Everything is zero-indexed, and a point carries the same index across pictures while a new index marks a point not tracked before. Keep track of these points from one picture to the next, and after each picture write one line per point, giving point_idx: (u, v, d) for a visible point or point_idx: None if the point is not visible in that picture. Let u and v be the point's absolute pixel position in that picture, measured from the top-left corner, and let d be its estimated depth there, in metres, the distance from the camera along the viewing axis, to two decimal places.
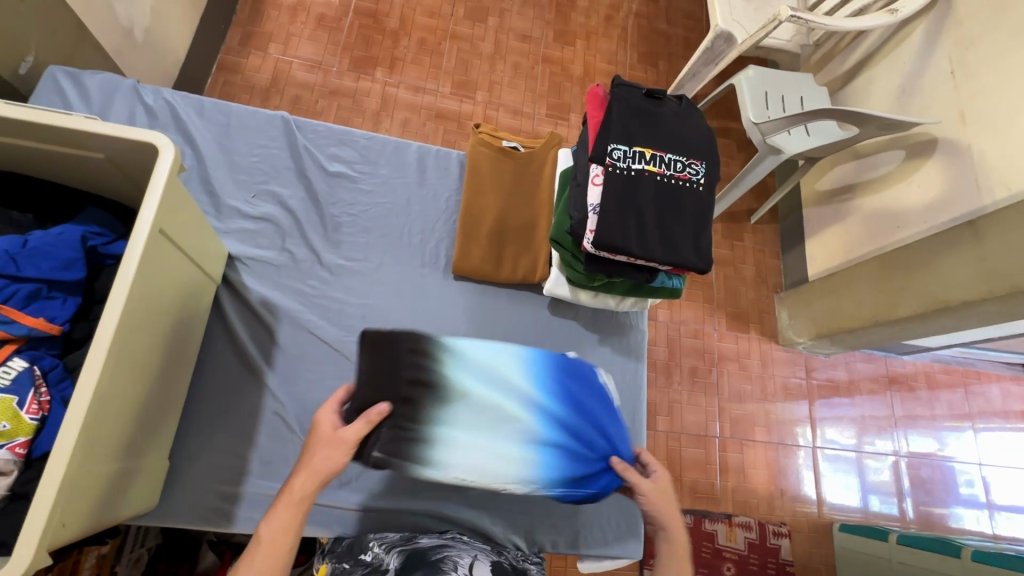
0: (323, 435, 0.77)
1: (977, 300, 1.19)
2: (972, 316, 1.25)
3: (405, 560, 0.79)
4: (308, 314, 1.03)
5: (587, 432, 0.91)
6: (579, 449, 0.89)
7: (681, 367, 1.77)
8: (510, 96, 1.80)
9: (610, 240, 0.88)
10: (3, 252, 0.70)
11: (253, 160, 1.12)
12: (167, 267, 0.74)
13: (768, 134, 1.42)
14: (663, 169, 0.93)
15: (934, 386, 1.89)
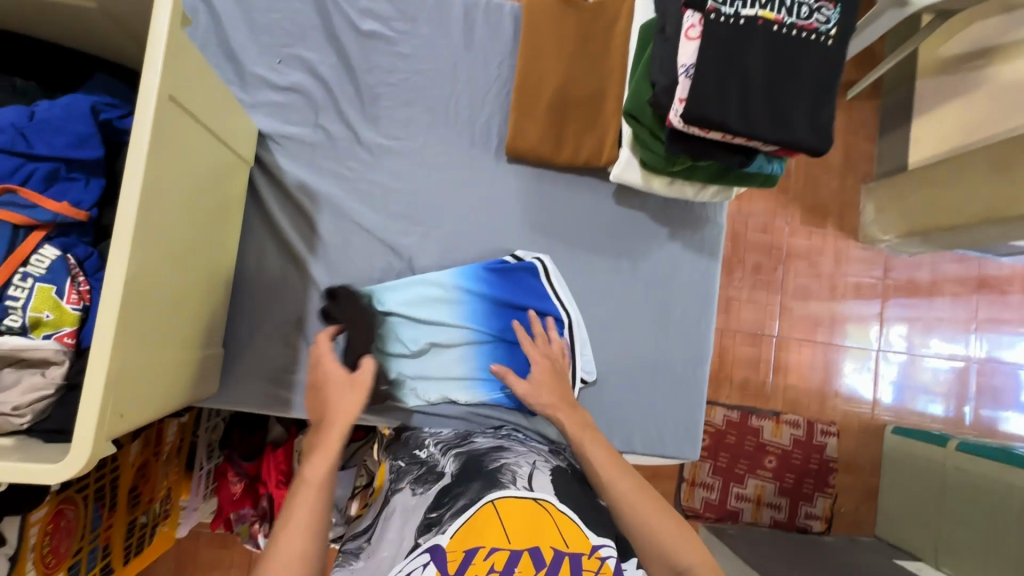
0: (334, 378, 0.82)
1: None
2: None
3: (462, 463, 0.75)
4: (348, 200, 0.94)
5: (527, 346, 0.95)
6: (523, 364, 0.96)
7: (744, 264, 1.62)
8: None
9: (705, 114, 0.70)
10: (10, 126, 0.63)
11: (275, 17, 0.96)
12: (186, 142, 0.65)
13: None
14: (782, 17, 0.72)
15: None
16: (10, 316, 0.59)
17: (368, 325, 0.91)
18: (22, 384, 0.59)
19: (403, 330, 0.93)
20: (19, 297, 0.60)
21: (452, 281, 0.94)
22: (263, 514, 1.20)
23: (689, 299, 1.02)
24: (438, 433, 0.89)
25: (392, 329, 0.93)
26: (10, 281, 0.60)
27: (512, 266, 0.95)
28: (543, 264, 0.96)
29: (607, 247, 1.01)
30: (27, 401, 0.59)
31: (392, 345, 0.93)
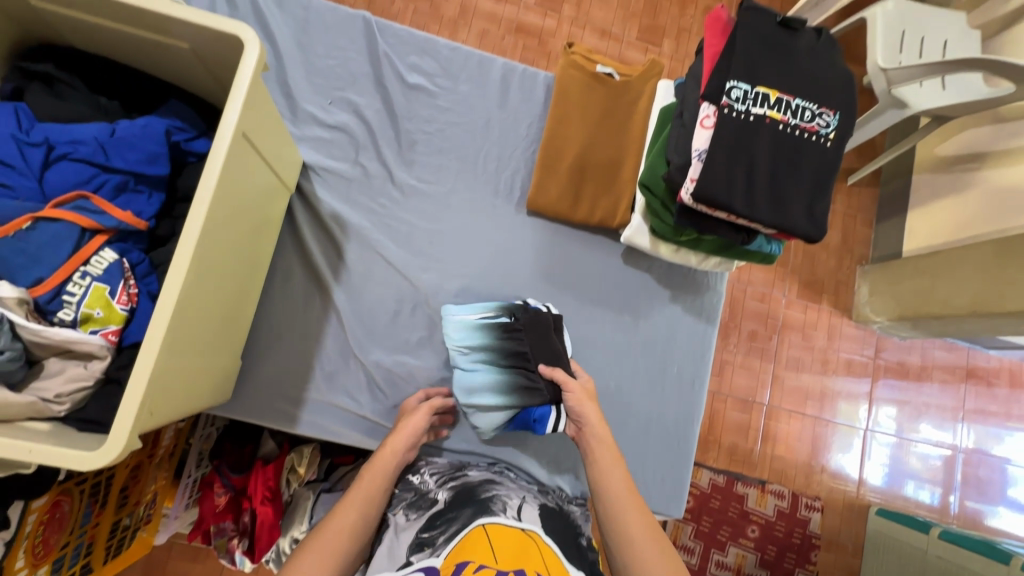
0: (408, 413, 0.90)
1: None
2: None
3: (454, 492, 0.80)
4: (375, 233, 1.01)
5: None
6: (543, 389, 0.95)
7: (740, 330, 1.68)
8: (600, 13, 1.74)
9: (711, 195, 0.78)
10: (93, 140, 0.70)
11: (331, 63, 1.05)
12: (247, 172, 0.73)
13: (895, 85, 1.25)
14: (787, 118, 0.81)
15: (1016, 386, 1.74)
16: (64, 309, 0.64)
17: (533, 342, 0.96)
18: (64, 374, 0.64)
19: (484, 344, 0.97)
20: (75, 294, 0.65)
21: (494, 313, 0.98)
22: (243, 530, 1.20)
23: (686, 360, 1.07)
24: (433, 461, 0.93)
25: (485, 343, 0.96)
26: (70, 278, 0.65)
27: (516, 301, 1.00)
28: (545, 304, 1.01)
29: (612, 303, 1.07)
30: (68, 390, 0.64)
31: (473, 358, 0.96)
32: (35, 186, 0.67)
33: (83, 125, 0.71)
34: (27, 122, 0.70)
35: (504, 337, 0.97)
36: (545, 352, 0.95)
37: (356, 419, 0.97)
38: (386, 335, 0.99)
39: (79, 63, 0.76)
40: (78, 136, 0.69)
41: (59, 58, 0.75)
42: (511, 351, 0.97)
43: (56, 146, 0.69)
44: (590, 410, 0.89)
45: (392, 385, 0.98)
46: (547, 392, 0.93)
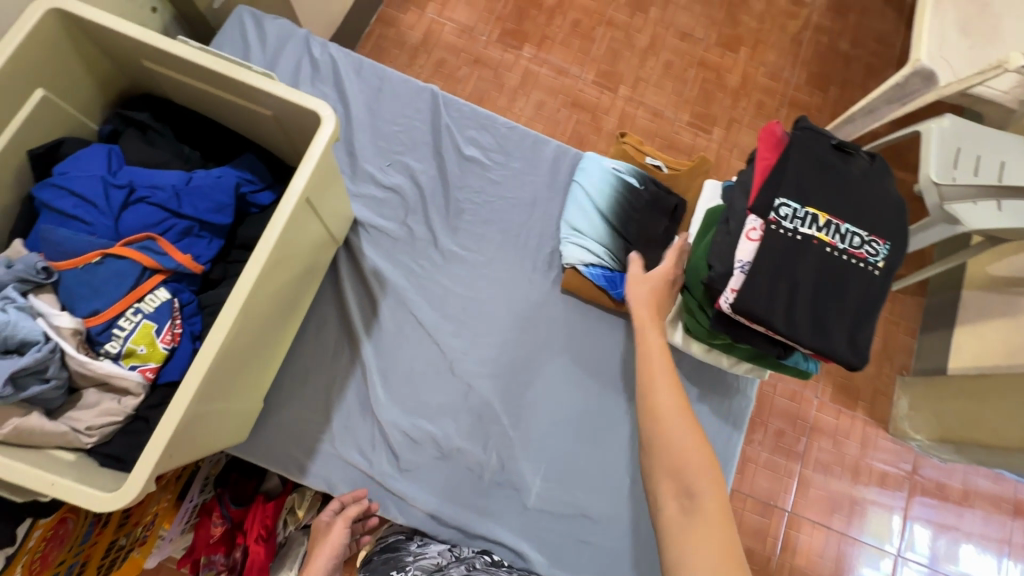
0: (319, 534, 0.91)
1: None
2: None
3: None
4: (411, 293, 1.04)
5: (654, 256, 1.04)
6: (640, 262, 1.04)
7: (766, 428, 1.61)
8: (654, 96, 1.82)
9: (751, 308, 0.77)
10: (170, 187, 0.75)
11: (395, 129, 1.12)
12: (302, 231, 0.79)
13: (948, 200, 1.25)
14: (835, 241, 0.80)
15: None
16: (111, 342, 0.67)
17: (645, 218, 1.06)
18: (100, 406, 0.66)
19: (604, 205, 1.07)
20: (125, 328, 0.68)
21: (621, 190, 1.08)
22: (231, 566, 1.19)
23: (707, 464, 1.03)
24: (425, 550, 0.92)
25: (605, 204, 1.07)
26: (123, 313, 0.68)
27: (648, 181, 1.09)
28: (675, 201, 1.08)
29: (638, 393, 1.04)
30: (99, 423, 0.66)
31: (587, 213, 1.07)
32: (111, 224, 0.72)
33: (165, 171, 0.77)
34: (116, 164, 0.77)
35: (625, 202, 1.07)
36: (655, 226, 1.05)
37: (362, 477, 0.96)
38: (406, 395, 0.99)
39: (172, 114, 0.83)
40: (157, 182, 0.75)
41: (157, 108, 0.83)
42: (624, 216, 1.06)
43: (137, 189, 0.74)
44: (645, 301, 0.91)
45: (404, 447, 0.97)
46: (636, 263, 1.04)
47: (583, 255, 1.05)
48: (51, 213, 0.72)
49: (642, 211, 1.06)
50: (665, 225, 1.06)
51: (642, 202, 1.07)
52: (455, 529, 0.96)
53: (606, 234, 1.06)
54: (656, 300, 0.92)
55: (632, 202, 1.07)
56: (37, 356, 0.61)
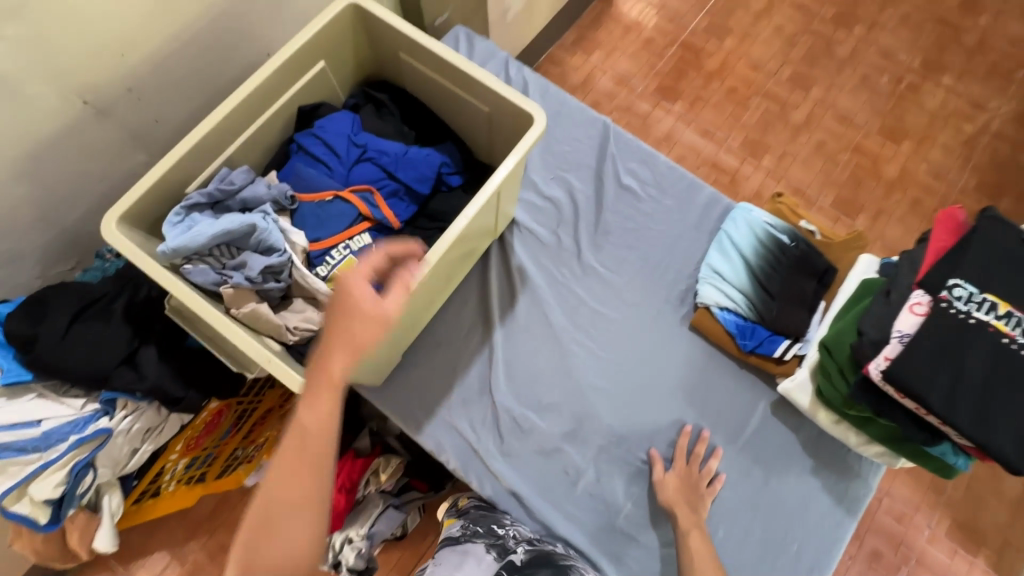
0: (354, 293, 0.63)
1: None
2: None
3: (532, 556, 0.90)
4: (548, 295, 1.11)
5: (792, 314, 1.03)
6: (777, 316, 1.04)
7: (861, 543, 1.45)
8: (800, 172, 1.81)
9: (907, 379, 0.75)
10: (393, 154, 0.90)
11: (564, 148, 1.23)
12: (485, 215, 0.91)
13: None
14: (1013, 334, 0.77)
15: None
16: (324, 267, 0.83)
17: (789, 275, 1.06)
18: (303, 314, 0.81)
19: (749, 255, 1.09)
20: (334, 259, 0.84)
21: (769, 243, 1.09)
22: None
23: (809, 542, 0.97)
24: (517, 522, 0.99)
25: (750, 254, 1.09)
26: (337, 246, 0.84)
27: (797, 239, 1.10)
28: (823, 266, 1.07)
29: (747, 447, 1.02)
30: (301, 326, 0.80)
31: (729, 258, 1.10)
32: (344, 174, 0.89)
33: (391, 141, 0.92)
34: (356, 127, 0.93)
35: (770, 255, 1.09)
36: (798, 286, 1.05)
37: (468, 449, 1.02)
38: (523, 386, 1.06)
39: (401, 99, 1.00)
40: (384, 147, 0.90)
41: (392, 92, 1.00)
42: (766, 268, 1.08)
43: (368, 150, 0.90)
44: (683, 511, 0.95)
45: (511, 433, 1.03)
46: (773, 315, 1.04)
47: (719, 299, 1.06)
48: (304, 155, 0.90)
49: (788, 268, 1.07)
50: (812, 287, 1.06)
51: (788, 259, 1.08)
52: (540, 522, 0.99)
53: (745, 282, 1.07)
54: (683, 490, 0.97)
55: (777, 257, 1.08)
56: (281, 260, 0.78)
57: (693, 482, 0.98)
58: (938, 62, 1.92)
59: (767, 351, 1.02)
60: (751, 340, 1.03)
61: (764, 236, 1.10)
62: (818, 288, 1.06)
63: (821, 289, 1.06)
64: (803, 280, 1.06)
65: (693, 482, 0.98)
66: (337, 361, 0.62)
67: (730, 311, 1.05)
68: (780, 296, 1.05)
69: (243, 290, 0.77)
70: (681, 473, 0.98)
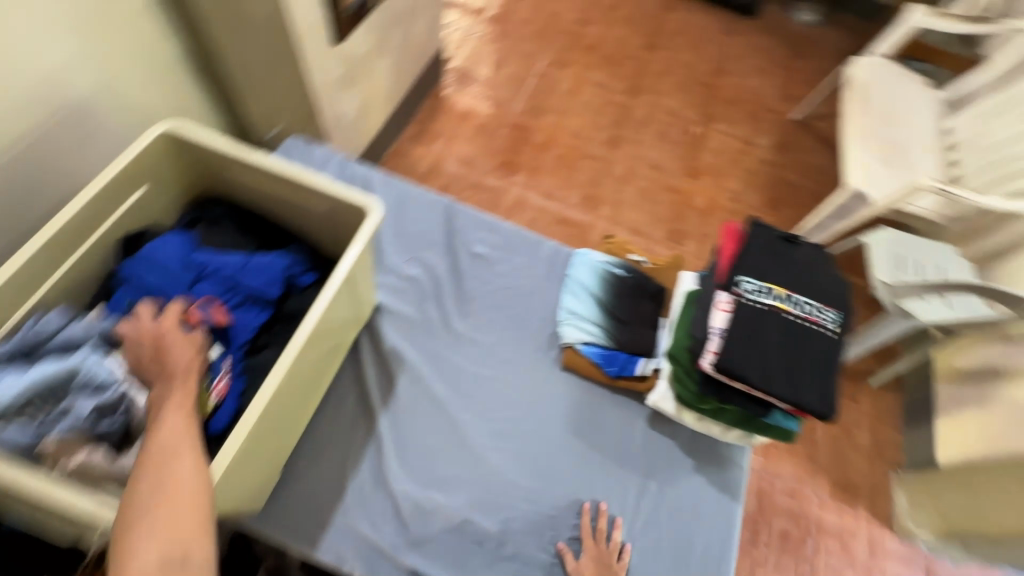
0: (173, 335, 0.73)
1: None
2: None
3: None
4: (426, 370, 1.13)
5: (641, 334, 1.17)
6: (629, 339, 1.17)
7: (770, 527, 1.61)
8: (633, 215, 2.10)
9: (730, 365, 0.90)
10: (233, 265, 0.89)
11: (415, 231, 1.31)
12: (341, 306, 0.93)
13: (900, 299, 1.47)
14: (793, 309, 0.95)
15: None
16: None
17: (630, 301, 1.22)
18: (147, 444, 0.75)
19: (595, 292, 1.23)
20: None
21: (608, 277, 1.25)
22: None
23: (712, 537, 1.04)
24: None
25: (595, 291, 1.23)
26: None
27: (630, 269, 1.27)
28: (655, 287, 1.25)
29: (638, 465, 1.09)
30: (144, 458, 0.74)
31: (579, 298, 1.23)
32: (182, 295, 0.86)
33: (231, 253, 0.91)
34: (189, 246, 0.91)
35: (611, 287, 1.24)
36: (640, 309, 1.21)
37: (374, 550, 0.97)
38: (420, 467, 1.04)
39: (236, 211, 1.01)
40: (223, 260, 0.89)
41: (226, 207, 1.01)
42: (611, 299, 1.22)
43: (205, 266, 0.89)
44: None
45: (416, 520, 0.99)
46: (626, 339, 1.17)
47: (579, 335, 1.17)
48: (135, 286, 0.86)
49: (628, 295, 1.23)
50: (649, 307, 1.21)
51: (626, 288, 1.23)
52: None
53: (597, 315, 1.20)
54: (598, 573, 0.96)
55: (617, 288, 1.23)
56: (113, 396, 0.73)
57: (605, 561, 0.98)
58: (709, 114, 2.40)
59: (630, 372, 1.14)
60: (615, 365, 1.14)
61: (603, 272, 1.26)
62: (657, 307, 1.22)
63: (659, 306, 1.22)
64: (643, 302, 1.22)
65: (605, 561, 0.98)
66: (174, 410, 0.66)
67: (591, 344, 1.16)
68: (628, 321, 1.19)
69: (71, 439, 0.72)
70: (592, 552, 0.98)
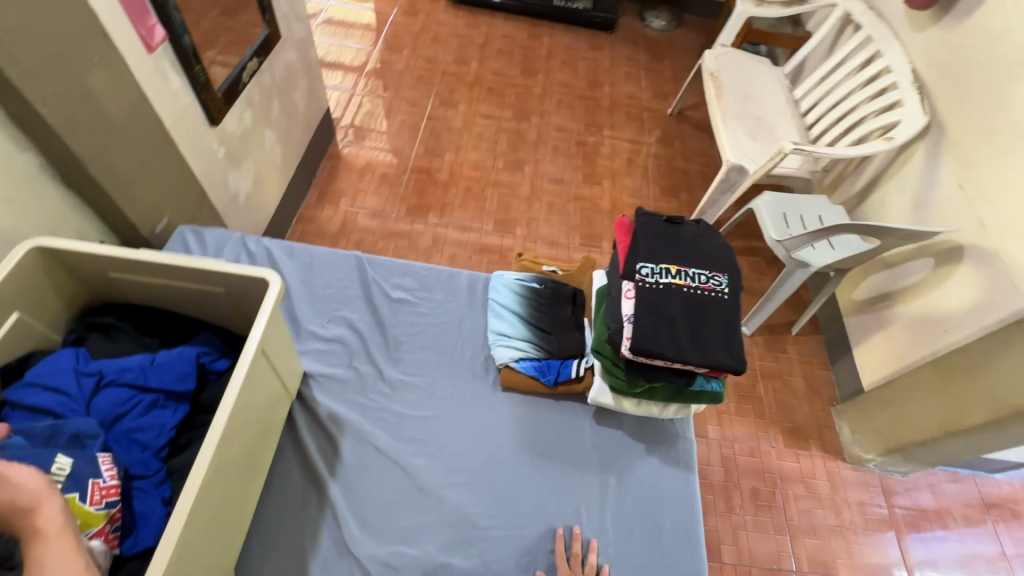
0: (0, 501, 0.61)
1: None
2: None
3: None
4: (368, 426, 1.12)
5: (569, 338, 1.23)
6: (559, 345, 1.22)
7: (741, 490, 1.64)
8: (546, 229, 2.18)
9: (646, 345, 0.96)
10: (137, 367, 0.85)
11: (329, 291, 1.31)
12: (262, 382, 0.91)
13: (794, 250, 1.63)
14: (689, 282, 1.04)
15: None
16: None
17: (553, 310, 1.27)
18: None
19: (518, 309, 1.28)
20: None
21: (527, 293, 1.31)
22: None
23: (676, 512, 1.08)
24: None
25: (518, 308, 1.28)
26: None
27: (546, 281, 1.33)
28: (572, 292, 1.32)
29: (594, 463, 1.12)
30: None
31: (505, 318, 1.27)
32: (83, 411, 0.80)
33: (132, 356, 0.88)
34: (83, 360, 0.87)
35: (532, 302, 1.29)
36: (563, 315, 1.27)
37: None
38: (381, 524, 1.01)
39: (131, 313, 0.98)
40: (125, 365, 0.85)
41: (118, 311, 0.97)
42: (534, 312, 1.27)
43: (105, 375, 0.84)
44: None
45: None
46: (556, 347, 1.22)
47: (512, 353, 1.20)
48: (22, 411, 0.79)
49: (549, 305, 1.28)
50: (570, 310, 1.28)
51: (546, 299, 1.29)
52: None
53: (525, 330, 1.25)
54: None
55: (538, 301, 1.29)
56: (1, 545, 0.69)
57: None
58: (594, 123, 2.58)
59: (565, 376, 1.18)
60: (551, 373, 1.18)
61: (522, 289, 1.31)
62: (577, 309, 1.29)
63: (579, 308, 1.29)
64: (564, 309, 1.28)
65: None
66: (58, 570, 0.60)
67: (525, 359, 1.20)
68: (554, 329, 1.25)
69: None
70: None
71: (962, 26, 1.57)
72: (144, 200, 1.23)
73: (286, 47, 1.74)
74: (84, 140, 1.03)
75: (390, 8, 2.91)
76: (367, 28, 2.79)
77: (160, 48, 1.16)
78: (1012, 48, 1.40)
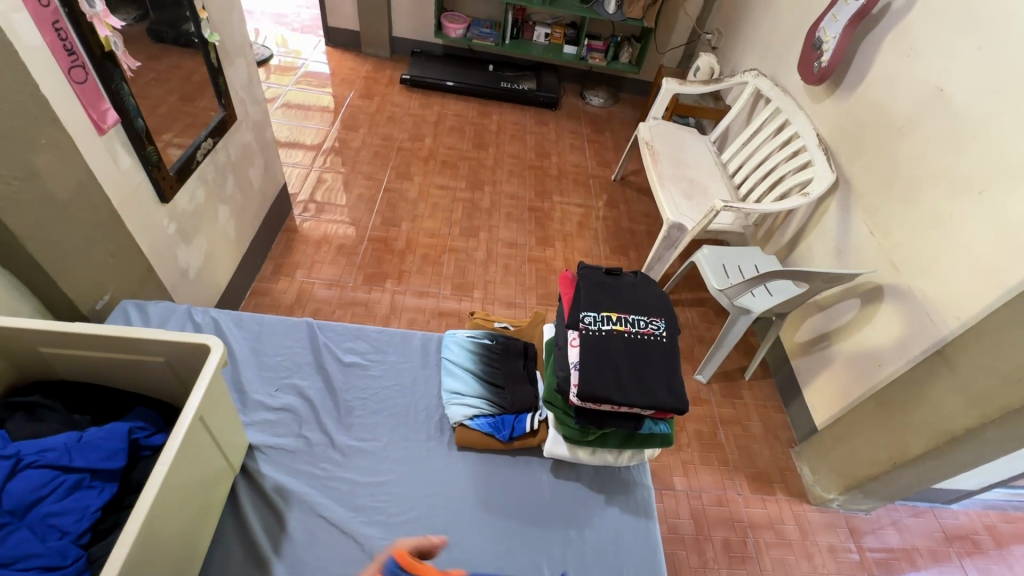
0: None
1: (977, 425, 1.26)
2: (984, 445, 1.29)
3: None
4: (317, 496, 1.07)
5: (521, 393, 1.24)
6: (512, 400, 1.23)
7: (713, 541, 1.62)
8: (504, 290, 2.24)
9: (592, 390, 0.99)
10: (61, 445, 0.81)
11: (279, 359, 1.29)
12: (200, 453, 0.87)
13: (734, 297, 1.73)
14: (629, 327, 1.10)
15: (1001, 540, 1.72)
16: None
17: (505, 366, 1.30)
18: None
19: (471, 367, 1.29)
20: None
21: (478, 350, 1.33)
22: None
23: (640, 562, 1.06)
24: None
25: (471, 366, 1.30)
26: None
27: (496, 338, 1.36)
28: (522, 346, 1.35)
29: (554, 518, 1.10)
30: None
31: (457, 377, 1.27)
32: None
33: (57, 435, 0.83)
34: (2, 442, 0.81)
35: (485, 359, 1.31)
36: (515, 370, 1.29)
37: None
38: None
39: (63, 391, 0.94)
40: (48, 444, 0.80)
41: (47, 390, 0.93)
42: (486, 369, 1.29)
43: (24, 456, 0.78)
44: None
45: None
46: (510, 402, 1.23)
47: (467, 412, 1.20)
48: None
49: (501, 361, 1.30)
50: (522, 364, 1.30)
51: (497, 355, 1.32)
52: None
53: (478, 388, 1.25)
54: None
55: (490, 358, 1.31)
56: None
57: None
58: (544, 190, 2.74)
59: (521, 430, 1.18)
60: (506, 428, 1.17)
61: (473, 347, 1.34)
62: (529, 363, 1.32)
63: (530, 362, 1.32)
64: (516, 363, 1.30)
65: None
66: None
67: (479, 417, 1.20)
68: (507, 385, 1.26)
69: None
70: None
71: (851, 98, 1.81)
72: (87, 277, 1.21)
73: (242, 127, 1.81)
74: (24, 217, 1.02)
75: (347, 92, 3.09)
76: (325, 110, 2.94)
77: (113, 129, 1.20)
78: (892, 115, 1.63)
